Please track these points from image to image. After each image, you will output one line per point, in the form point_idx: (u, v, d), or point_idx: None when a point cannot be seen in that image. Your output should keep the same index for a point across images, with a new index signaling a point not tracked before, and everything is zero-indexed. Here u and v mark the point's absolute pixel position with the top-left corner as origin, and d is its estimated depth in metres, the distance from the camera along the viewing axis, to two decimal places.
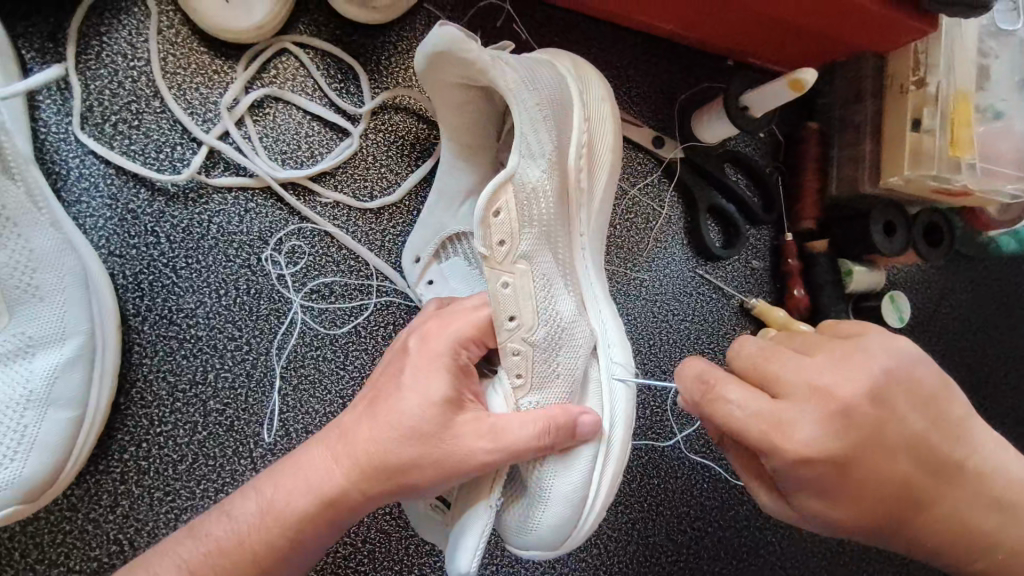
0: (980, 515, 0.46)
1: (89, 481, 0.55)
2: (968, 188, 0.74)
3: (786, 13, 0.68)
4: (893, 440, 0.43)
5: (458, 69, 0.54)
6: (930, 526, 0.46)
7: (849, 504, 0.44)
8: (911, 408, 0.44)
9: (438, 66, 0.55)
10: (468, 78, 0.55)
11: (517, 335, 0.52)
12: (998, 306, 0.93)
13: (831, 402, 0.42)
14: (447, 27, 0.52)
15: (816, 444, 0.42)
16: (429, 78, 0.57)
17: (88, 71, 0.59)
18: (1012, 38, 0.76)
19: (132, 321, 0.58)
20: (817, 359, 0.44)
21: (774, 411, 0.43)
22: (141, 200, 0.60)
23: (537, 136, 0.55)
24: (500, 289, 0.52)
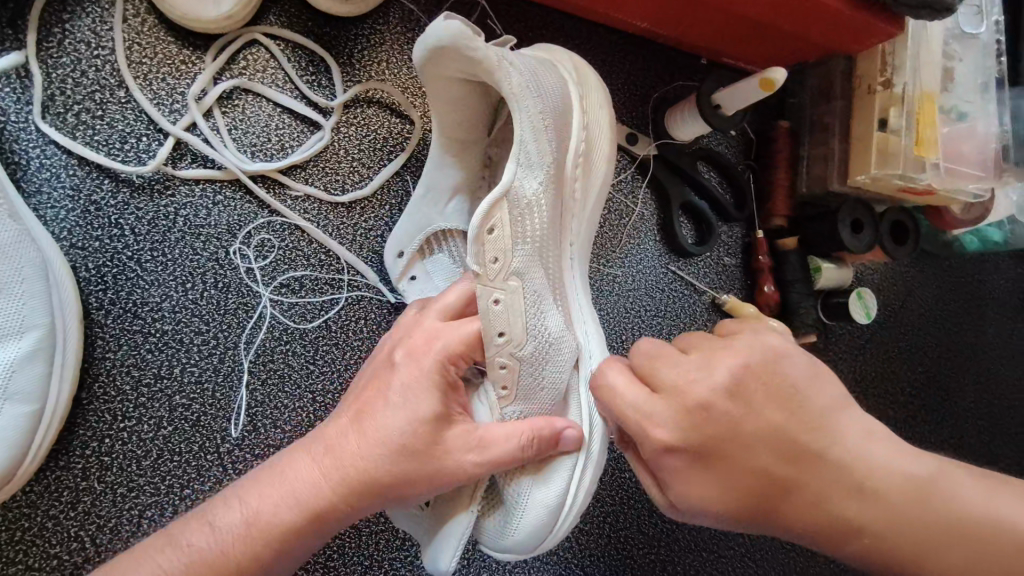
0: (845, 508, 0.44)
1: (49, 477, 0.54)
2: (932, 188, 0.76)
3: (757, 13, 0.69)
4: (752, 434, 0.44)
5: (459, 67, 0.51)
6: (806, 514, 0.45)
7: (719, 494, 0.46)
8: (771, 403, 0.45)
9: (438, 62, 0.51)
10: (468, 77, 0.53)
11: (506, 350, 0.50)
12: (962, 303, 0.95)
13: (688, 397, 0.44)
14: (453, 22, 0.49)
15: (674, 435, 0.44)
16: (426, 74, 0.53)
17: (50, 59, 0.58)
18: (976, 41, 0.78)
19: (95, 314, 0.57)
20: (689, 358, 0.46)
21: (646, 404, 0.45)
22: (105, 191, 0.58)
23: (537, 146, 0.53)
24: (490, 306, 0.49)
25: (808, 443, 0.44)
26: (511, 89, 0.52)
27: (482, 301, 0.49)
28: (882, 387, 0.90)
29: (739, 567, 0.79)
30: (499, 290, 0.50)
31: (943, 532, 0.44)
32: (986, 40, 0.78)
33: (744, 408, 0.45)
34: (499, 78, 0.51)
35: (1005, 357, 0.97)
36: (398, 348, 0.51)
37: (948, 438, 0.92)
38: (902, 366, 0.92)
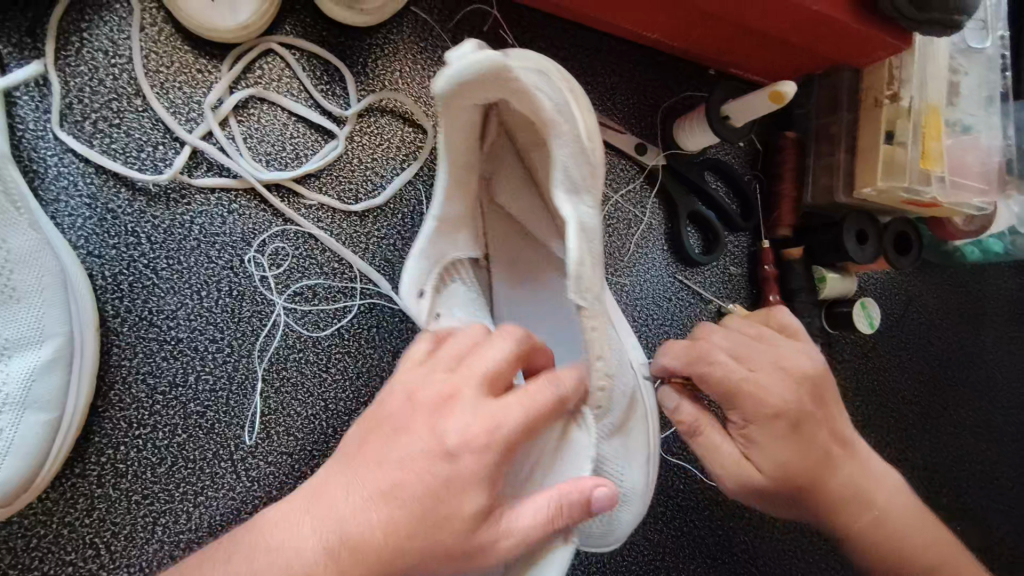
0: (846, 485, 0.60)
1: (65, 484, 0.54)
2: (936, 201, 0.77)
3: (766, 26, 0.70)
4: (818, 416, 0.59)
5: (493, 89, 0.50)
6: (828, 482, 0.60)
7: (785, 453, 0.58)
8: (827, 401, 0.60)
9: (474, 87, 0.50)
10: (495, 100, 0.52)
11: (602, 371, 0.51)
12: (962, 312, 0.97)
13: (788, 373, 0.58)
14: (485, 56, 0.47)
15: (777, 398, 0.57)
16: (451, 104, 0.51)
17: (68, 67, 0.58)
18: (981, 55, 0.79)
19: (110, 322, 0.58)
20: (775, 347, 0.60)
21: (752, 375, 0.58)
22: (121, 200, 0.59)
23: (577, 171, 0.53)
24: (590, 332, 0.51)
25: (833, 436, 0.60)
26: (547, 111, 0.52)
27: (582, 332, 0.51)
28: (883, 395, 0.92)
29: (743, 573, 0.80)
30: (596, 320, 0.52)
31: (892, 511, 0.62)
32: (991, 54, 0.79)
33: (816, 400, 0.59)
34: (538, 102, 0.51)
35: (1004, 366, 0.98)
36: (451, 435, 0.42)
37: (948, 446, 0.93)
38: (903, 374, 0.93)
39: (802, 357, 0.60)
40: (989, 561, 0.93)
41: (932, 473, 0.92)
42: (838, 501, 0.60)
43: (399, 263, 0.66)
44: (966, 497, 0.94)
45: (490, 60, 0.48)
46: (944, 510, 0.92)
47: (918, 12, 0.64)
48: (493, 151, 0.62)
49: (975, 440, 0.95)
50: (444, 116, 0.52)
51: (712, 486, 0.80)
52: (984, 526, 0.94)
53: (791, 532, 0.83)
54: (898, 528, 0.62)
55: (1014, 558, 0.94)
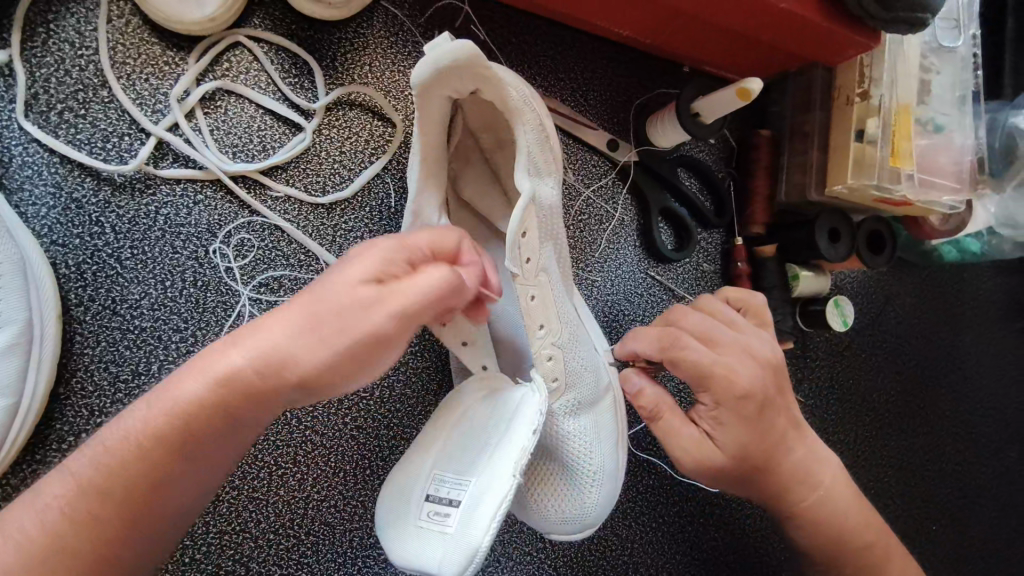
0: (800, 461, 0.62)
1: (25, 471, 0.55)
2: (908, 199, 0.77)
3: (733, 23, 0.70)
4: (779, 398, 0.60)
5: (467, 78, 0.51)
6: (783, 462, 0.61)
7: (747, 432, 0.58)
8: (785, 386, 0.61)
9: (450, 76, 0.51)
10: (466, 90, 0.53)
11: (548, 342, 0.54)
12: (941, 312, 0.96)
13: (756, 356, 0.59)
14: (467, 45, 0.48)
15: (747, 379, 0.57)
16: (427, 94, 0.51)
17: (34, 58, 0.58)
18: (954, 55, 0.79)
19: (74, 311, 0.58)
20: (740, 331, 0.60)
21: (723, 360, 0.57)
22: (86, 189, 0.59)
23: (534, 159, 0.57)
24: (529, 303, 0.53)
25: (789, 422, 0.61)
26: (512, 100, 0.55)
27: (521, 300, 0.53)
28: (859, 394, 0.92)
29: (712, 570, 0.80)
30: (533, 287, 0.54)
31: (838, 484, 0.64)
32: (964, 54, 0.79)
33: (777, 383, 0.60)
34: (507, 92, 0.53)
35: (983, 367, 0.98)
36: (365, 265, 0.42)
37: (924, 447, 0.93)
38: (879, 373, 0.93)
39: (766, 342, 0.61)
40: (962, 562, 0.93)
41: (905, 473, 0.92)
42: (788, 482, 0.62)
43: None
44: (941, 498, 0.93)
45: (467, 50, 0.49)
46: (918, 510, 0.92)
47: (884, 11, 0.64)
48: (456, 147, 0.63)
49: (953, 441, 0.95)
50: (420, 107, 0.52)
51: (681, 482, 0.80)
52: (959, 527, 0.94)
53: (760, 529, 0.83)
54: (847, 509, 0.64)
55: (988, 559, 0.94)
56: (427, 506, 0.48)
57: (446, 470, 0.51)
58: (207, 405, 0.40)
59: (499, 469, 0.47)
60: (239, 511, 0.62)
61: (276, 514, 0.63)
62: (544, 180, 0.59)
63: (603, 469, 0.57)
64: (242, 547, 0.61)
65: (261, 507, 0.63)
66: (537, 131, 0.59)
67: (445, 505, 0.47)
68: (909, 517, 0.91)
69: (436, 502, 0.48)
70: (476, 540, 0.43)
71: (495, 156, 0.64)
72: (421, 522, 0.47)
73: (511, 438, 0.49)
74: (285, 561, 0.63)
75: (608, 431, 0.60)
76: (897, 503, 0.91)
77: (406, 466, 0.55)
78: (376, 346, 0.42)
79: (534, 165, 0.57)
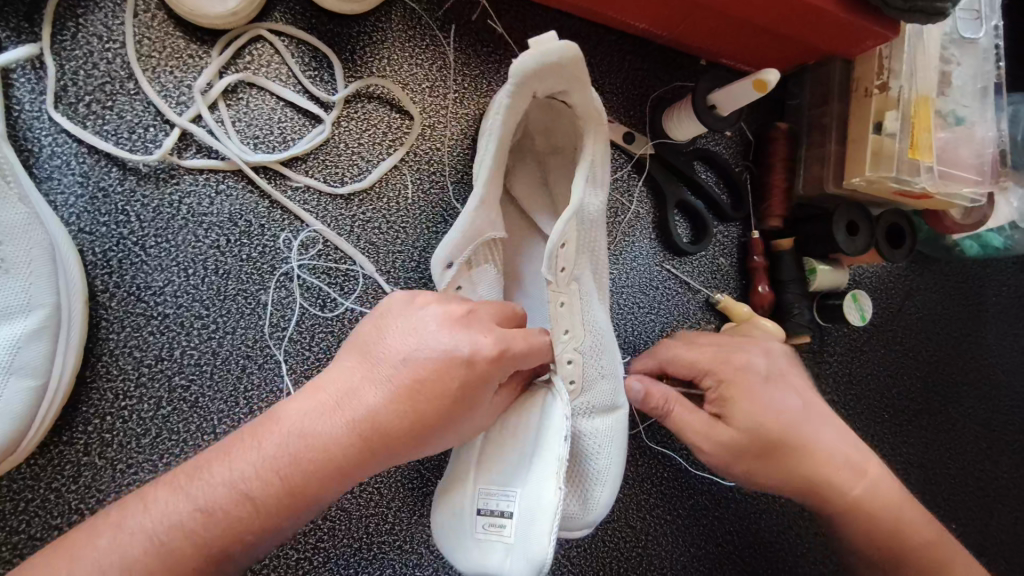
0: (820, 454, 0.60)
1: (53, 451, 0.56)
2: (926, 192, 0.76)
3: (750, 15, 0.70)
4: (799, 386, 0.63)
5: (563, 82, 0.53)
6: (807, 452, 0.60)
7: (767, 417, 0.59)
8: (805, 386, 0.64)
9: (555, 72, 0.52)
10: (556, 90, 0.55)
11: (569, 347, 0.55)
12: (961, 308, 0.95)
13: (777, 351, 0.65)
14: (571, 47, 0.51)
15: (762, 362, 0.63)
16: (525, 88, 0.52)
17: (63, 51, 0.60)
18: (975, 46, 0.78)
19: (100, 297, 0.60)
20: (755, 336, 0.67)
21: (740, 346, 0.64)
22: (112, 178, 0.61)
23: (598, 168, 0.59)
24: (557, 308, 0.55)
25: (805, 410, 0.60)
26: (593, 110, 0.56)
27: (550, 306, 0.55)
28: (877, 389, 0.90)
29: (727, 562, 0.80)
30: (563, 294, 0.56)
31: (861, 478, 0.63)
32: (985, 45, 0.78)
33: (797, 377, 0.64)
34: (592, 103, 0.56)
35: (1005, 364, 0.96)
36: (419, 352, 0.46)
37: (948, 445, 0.92)
38: (900, 370, 0.92)
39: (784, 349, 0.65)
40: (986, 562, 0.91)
41: (926, 470, 0.91)
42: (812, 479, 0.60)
43: (384, 246, 0.67)
44: (964, 497, 0.92)
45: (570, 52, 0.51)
46: (938, 509, 0.91)
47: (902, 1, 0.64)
48: (514, 144, 0.65)
49: (974, 439, 0.94)
50: (513, 99, 0.53)
51: (696, 475, 0.80)
52: (982, 526, 0.92)
53: (776, 524, 0.83)
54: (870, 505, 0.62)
55: (1012, 559, 0.93)
56: (482, 519, 0.53)
57: (490, 483, 0.54)
58: (322, 464, 0.44)
59: (544, 477, 0.50)
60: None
61: None
62: (601, 191, 0.60)
63: (612, 475, 0.57)
64: None
65: None
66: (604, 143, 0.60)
67: (500, 517, 0.52)
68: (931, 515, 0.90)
69: (491, 514, 0.52)
70: (539, 552, 0.47)
71: (549, 159, 0.65)
72: (479, 534, 0.52)
73: (546, 445, 0.52)
74: (302, 546, 0.63)
75: (622, 437, 0.60)
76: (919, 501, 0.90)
77: (449, 483, 0.58)
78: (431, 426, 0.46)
79: (598, 172, 0.60)
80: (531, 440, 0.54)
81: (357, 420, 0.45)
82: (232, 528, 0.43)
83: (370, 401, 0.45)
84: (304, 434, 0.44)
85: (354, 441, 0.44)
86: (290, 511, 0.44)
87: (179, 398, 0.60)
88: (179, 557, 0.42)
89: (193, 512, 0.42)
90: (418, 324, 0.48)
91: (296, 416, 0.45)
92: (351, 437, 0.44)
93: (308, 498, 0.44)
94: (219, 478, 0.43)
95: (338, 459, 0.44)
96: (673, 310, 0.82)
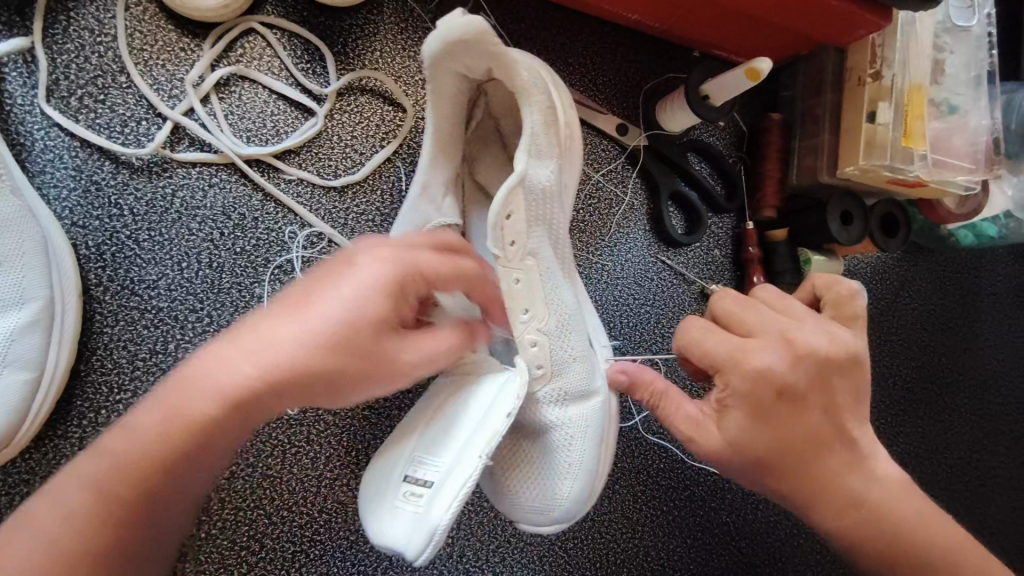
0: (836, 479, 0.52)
1: (48, 445, 0.56)
2: (920, 180, 0.76)
3: (742, 4, 0.70)
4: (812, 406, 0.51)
5: (479, 57, 0.53)
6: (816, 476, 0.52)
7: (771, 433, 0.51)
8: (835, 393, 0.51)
9: (464, 52, 0.52)
10: (479, 68, 0.54)
11: (531, 328, 0.54)
12: (957, 299, 0.95)
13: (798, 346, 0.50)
14: (472, 19, 0.49)
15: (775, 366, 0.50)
16: (438, 68, 0.53)
17: (55, 45, 0.60)
18: (968, 34, 0.78)
19: (94, 291, 0.60)
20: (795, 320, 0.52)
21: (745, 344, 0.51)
22: (105, 172, 0.61)
23: (542, 140, 0.58)
24: (512, 285, 0.53)
25: None
26: (521, 84, 0.55)
27: (505, 283, 0.53)
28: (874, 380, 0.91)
29: (723, 553, 0.80)
30: (517, 270, 0.54)
31: None
32: (978, 34, 0.78)
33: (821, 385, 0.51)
34: (516, 72, 0.54)
35: (1001, 354, 0.96)
36: (332, 301, 0.45)
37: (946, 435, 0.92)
38: (896, 360, 0.92)
39: (816, 331, 0.51)
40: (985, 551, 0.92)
41: (924, 460, 0.91)
42: None
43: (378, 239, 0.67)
44: (961, 487, 0.92)
45: (472, 25, 0.49)
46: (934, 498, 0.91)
47: None
48: (478, 130, 0.65)
49: (971, 429, 0.94)
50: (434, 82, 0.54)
51: (692, 466, 0.80)
52: (981, 516, 0.92)
53: (773, 515, 0.83)
54: None
55: (1011, 549, 0.93)
56: (403, 484, 0.50)
57: (422, 452, 0.52)
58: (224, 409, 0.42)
59: (469, 448, 0.48)
60: (285, 484, 0.64)
61: (290, 491, 0.64)
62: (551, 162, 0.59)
63: (583, 466, 0.57)
64: (257, 524, 0.62)
65: (275, 487, 0.64)
66: (547, 114, 0.58)
67: (417, 482, 0.49)
68: None
69: (411, 480, 0.50)
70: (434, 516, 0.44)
71: (512, 139, 0.65)
72: (396, 498, 0.50)
73: (486, 417, 0.50)
74: (298, 538, 0.63)
75: (598, 424, 0.59)
76: None
77: (388, 448, 0.57)
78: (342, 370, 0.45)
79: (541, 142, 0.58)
80: (474, 415, 0.52)
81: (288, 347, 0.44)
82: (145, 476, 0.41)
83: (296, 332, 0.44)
84: (218, 382, 0.43)
85: (310, 352, 0.44)
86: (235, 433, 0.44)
87: None
88: (101, 515, 0.41)
89: (106, 463, 0.41)
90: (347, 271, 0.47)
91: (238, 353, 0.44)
92: (298, 354, 0.44)
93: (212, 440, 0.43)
94: (136, 426, 0.42)
95: (272, 385, 0.43)
96: (668, 302, 0.82)
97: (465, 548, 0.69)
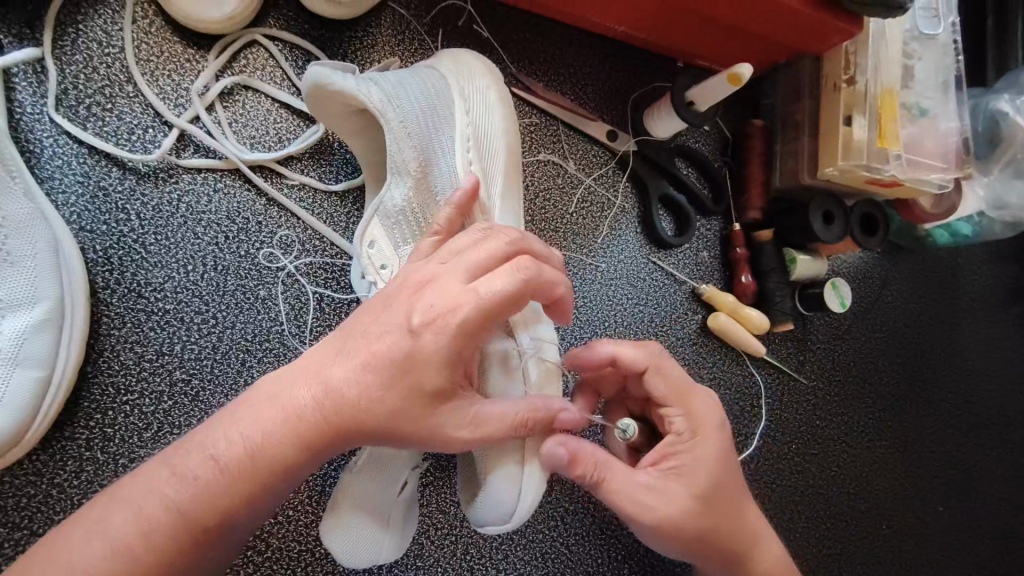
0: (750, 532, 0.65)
1: (54, 446, 0.57)
2: (896, 180, 0.80)
3: (722, 14, 0.74)
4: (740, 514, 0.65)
5: (337, 102, 0.60)
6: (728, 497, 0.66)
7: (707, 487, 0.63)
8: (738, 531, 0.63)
9: (326, 99, 0.60)
10: (348, 108, 0.61)
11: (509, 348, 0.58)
12: (937, 296, 0.99)
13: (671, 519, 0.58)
14: (310, 70, 0.59)
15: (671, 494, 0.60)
16: (322, 118, 0.63)
17: (64, 56, 0.62)
18: (934, 42, 0.82)
19: (101, 294, 0.61)
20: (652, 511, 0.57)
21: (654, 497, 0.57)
22: (112, 178, 0.62)
23: (402, 155, 0.60)
24: None
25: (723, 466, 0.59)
26: (375, 105, 0.59)
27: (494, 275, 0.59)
28: (857, 375, 0.93)
29: None
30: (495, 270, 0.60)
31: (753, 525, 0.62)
32: (944, 40, 0.83)
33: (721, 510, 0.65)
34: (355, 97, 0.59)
35: (981, 349, 1.00)
36: (420, 313, 0.47)
37: (930, 428, 0.95)
38: (880, 355, 0.95)
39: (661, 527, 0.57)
40: (969, 540, 0.95)
41: (911, 452, 0.94)
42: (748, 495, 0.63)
43: None
44: (948, 479, 0.96)
45: (308, 78, 0.59)
46: (923, 490, 0.94)
47: None
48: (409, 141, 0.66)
49: (955, 422, 0.97)
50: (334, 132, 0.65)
51: None
52: (968, 507, 0.96)
53: (767, 509, 0.84)
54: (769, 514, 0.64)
55: (995, 540, 0.96)
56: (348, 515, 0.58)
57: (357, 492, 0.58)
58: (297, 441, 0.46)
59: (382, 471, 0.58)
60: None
61: (295, 490, 0.64)
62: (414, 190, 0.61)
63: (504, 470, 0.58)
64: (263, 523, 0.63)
65: None
66: (409, 129, 0.60)
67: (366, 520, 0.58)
68: (912, 501, 0.93)
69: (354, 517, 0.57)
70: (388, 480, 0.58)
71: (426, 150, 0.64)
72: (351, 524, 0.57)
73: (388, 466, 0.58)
74: (307, 537, 0.64)
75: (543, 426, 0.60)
76: (901, 488, 0.93)
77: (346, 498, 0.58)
78: (407, 366, 0.46)
79: (422, 144, 0.61)
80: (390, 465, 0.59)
81: (295, 409, 0.46)
82: (182, 528, 0.43)
83: (310, 396, 0.47)
84: (255, 425, 0.46)
85: (314, 407, 0.46)
86: (244, 496, 0.45)
87: (179, 392, 0.61)
88: (155, 554, 0.43)
89: (143, 515, 0.43)
90: (418, 287, 0.49)
91: (241, 416, 0.46)
92: (310, 411, 0.46)
93: (263, 482, 0.45)
94: (177, 479, 0.44)
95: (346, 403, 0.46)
96: (662, 303, 0.84)
97: (469, 546, 0.70)
